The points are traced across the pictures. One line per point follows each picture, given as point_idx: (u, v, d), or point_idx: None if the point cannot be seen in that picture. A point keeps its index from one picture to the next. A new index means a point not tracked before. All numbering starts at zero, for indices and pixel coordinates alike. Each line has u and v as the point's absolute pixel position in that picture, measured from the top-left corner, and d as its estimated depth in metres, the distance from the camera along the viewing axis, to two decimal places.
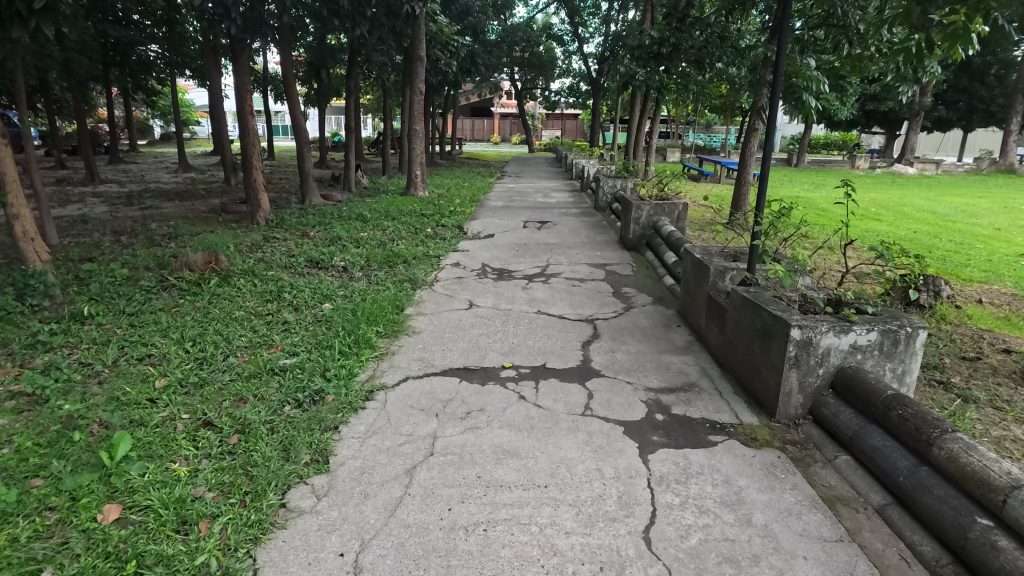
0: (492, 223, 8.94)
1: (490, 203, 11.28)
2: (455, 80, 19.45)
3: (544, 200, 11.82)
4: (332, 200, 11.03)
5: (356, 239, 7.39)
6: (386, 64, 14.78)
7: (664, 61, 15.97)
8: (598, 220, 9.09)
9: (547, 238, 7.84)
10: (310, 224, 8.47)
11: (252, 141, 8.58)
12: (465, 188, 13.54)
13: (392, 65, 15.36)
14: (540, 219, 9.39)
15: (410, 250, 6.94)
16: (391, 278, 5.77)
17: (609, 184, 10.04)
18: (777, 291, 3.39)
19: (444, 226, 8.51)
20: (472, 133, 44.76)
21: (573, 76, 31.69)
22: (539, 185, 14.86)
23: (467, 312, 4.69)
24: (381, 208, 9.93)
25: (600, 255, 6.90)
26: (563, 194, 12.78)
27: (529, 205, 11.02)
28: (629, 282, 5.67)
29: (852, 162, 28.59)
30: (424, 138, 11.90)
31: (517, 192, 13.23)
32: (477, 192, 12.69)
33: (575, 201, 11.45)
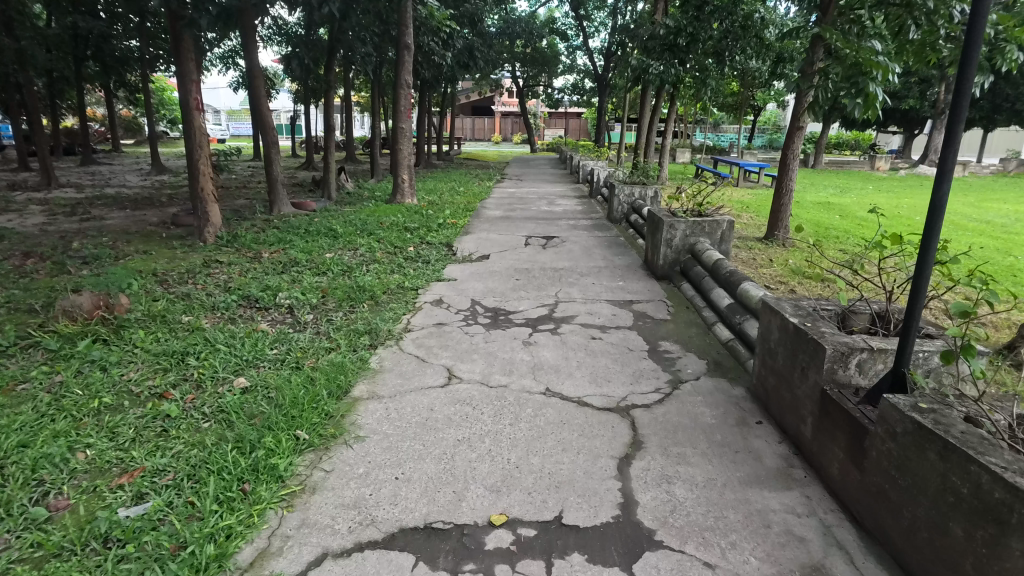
0: (489, 239, 7.51)
1: (486, 212, 9.85)
2: (451, 76, 18.02)
3: (549, 209, 10.41)
4: (306, 209, 9.62)
5: (317, 265, 5.94)
6: (374, 55, 13.33)
7: (681, 53, 14.51)
8: (614, 236, 7.65)
9: (553, 260, 6.40)
10: (269, 242, 7.05)
11: (201, 143, 7.14)
12: (459, 194, 12.13)
13: (381, 58, 13.90)
14: (545, 234, 7.94)
15: (382, 280, 5.50)
16: (347, 326, 4.31)
17: (625, 192, 8.58)
18: (974, 411, 1.92)
19: (430, 244, 7.08)
20: (473, 132, 43.29)
21: (578, 73, 30.22)
22: (542, 189, 13.42)
23: (443, 390, 3.22)
24: (360, 219, 8.54)
25: (623, 287, 5.44)
26: (569, 201, 11.33)
27: (531, 216, 9.59)
28: (668, 333, 4.21)
29: (871, 163, 27.16)
30: (412, 138, 10.49)
31: (518, 198, 11.79)
32: (473, 199, 11.26)
33: (585, 211, 10.00)
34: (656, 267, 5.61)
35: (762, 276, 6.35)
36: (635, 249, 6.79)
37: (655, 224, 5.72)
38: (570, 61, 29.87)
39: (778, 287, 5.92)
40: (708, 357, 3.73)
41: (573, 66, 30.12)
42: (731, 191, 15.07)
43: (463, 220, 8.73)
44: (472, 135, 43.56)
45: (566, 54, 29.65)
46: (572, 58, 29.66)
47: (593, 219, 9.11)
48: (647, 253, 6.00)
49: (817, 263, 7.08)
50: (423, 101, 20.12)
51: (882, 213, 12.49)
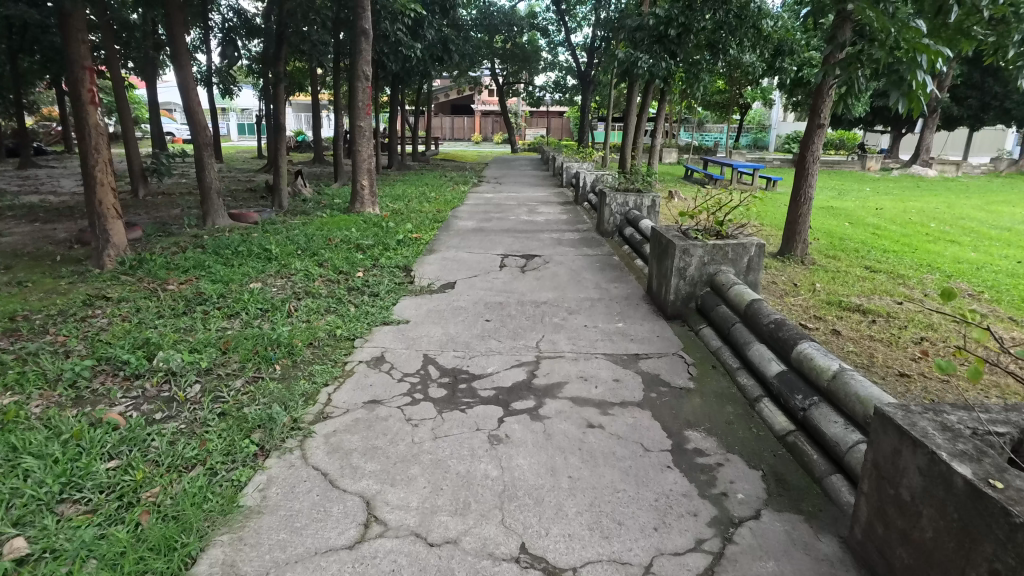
0: (456, 260, 6.24)
1: (457, 224, 8.58)
2: (425, 70, 16.73)
3: (530, 218, 9.17)
4: (247, 221, 8.29)
5: (230, 303, 4.61)
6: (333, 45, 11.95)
7: (671, 45, 13.34)
8: (605, 254, 6.42)
9: (533, 291, 5.13)
10: (184, 267, 5.71)
11: (97, 146, 5.78)
12: (431, 201, 10.85)
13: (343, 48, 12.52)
14: (525, 252, 6.69)
15: (311, 326, 4.20)
16: (237, 411, 3.01)
17: (618, 201, 7.37)
18: None
19: (384, 269, 5.80)
20: (452, 132, 41.86)
21: (559, 69, 29.04)
22: (522, 195, 12.18)
23: (350, 557, 1.96)
24: (306, 235, 7.22)
25: (624, 330, 4.21)
26: (552, 209, 10.10)
27: (508, 227, 8.34)
28: (696, 416, 2.97)
29: (861, 163, 26.37)
30: (373, 138, 9.18)
31: (495, 205, 10.53)
32: (443, 207, 9.98)
33: (570, 221, 8.77)
34: (667, 303, 4.40)
35: (787, 306, 5.19)
36: (636, 274, 5.57)
37: (663, 247, 4.51)
38: (551, 57, 28.64)
39: (813, 324, 4.76)
40: (762, 467, 2.51)
41: (554, 62, 28.90)
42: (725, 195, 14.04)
43: (429, 234, 7.48)
44: (450, 134, 42.16)
45: (547, 50, 28.42)
46: (553, 54, 28.45)
47: (580, 232, 7.88)
48: (653, 282, 4.79)
49: (846, 287, 5.94)
50: (394, 99, 18.78)
51: (891, 219, 11.49)
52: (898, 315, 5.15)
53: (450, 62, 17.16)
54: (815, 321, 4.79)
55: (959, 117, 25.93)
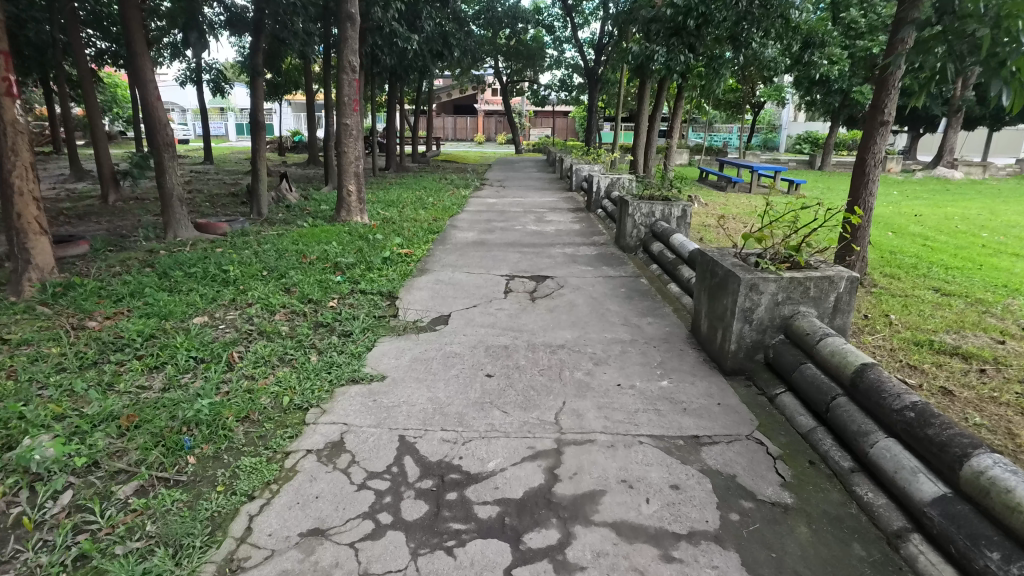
0: (452, 284, 5.20)
1: (456, 234, 7.56)
2: (423, 66, 15.69)
3: (537, 227, 8.13)
4: (215, 232, 7.26)
5: (158, 349, 3.58)
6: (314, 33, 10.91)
7: (689, 37, 12.31)
8: (630, 276, 5.37)
9: (546, 328, 4.08)
10: (118, 295, 4.67)
11: (14, 147, 4.75)
12: (427, 207, 9.79)
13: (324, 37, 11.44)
14: (533, 272, 5.65)
15: (251, 387, 3.15)
16: (104, 554, 1.96)
17: (642, 210, 6.29)
18: None
19: (363, 297, 4.75)
20: (455, 132, 40.82)
21: (565, 68, 28.03)
22: (528, 200, 11.13)
23: None
24: (279, 251, 6.20)
25: (672, 392, 3.15)
26: (561, 217, 9.05)
27: (513, 239, 7.31)
28: (811, 566, 1.92)
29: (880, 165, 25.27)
30: (361, 137, 8.13)
31: (498, 212, 9.49)
32: (440, 215, 8.94)
33: (583, 231, 7.72)
34: (724, 354, 3.34)
35: (867, 348, 4.10)
36: (673, 305, 4.52)
37: (717, 279, 3.43)
38: (557, 54, 27.55)
39: (911, 376, 3.66)
40: None
41: (559, 60, 27.81)
42: (748, 199, 12.94)
43: (422, 248, 6.44)
44: (453, 135, 41.13)
45: (552, 47, 27.33)
46: (559, 51, 27.36)
47: (597, 246, 6.81)
48: (700, 320, 3.73)
49: (928, 320, 4.85)
50: (392, 97, 17.75)
51: (936, 227, 10.38)
52: (1008, 360, 4.05)
53: (451, 57, 16.16)
54: (911, 374, 3.71)
55: (983, 117, 24.78)
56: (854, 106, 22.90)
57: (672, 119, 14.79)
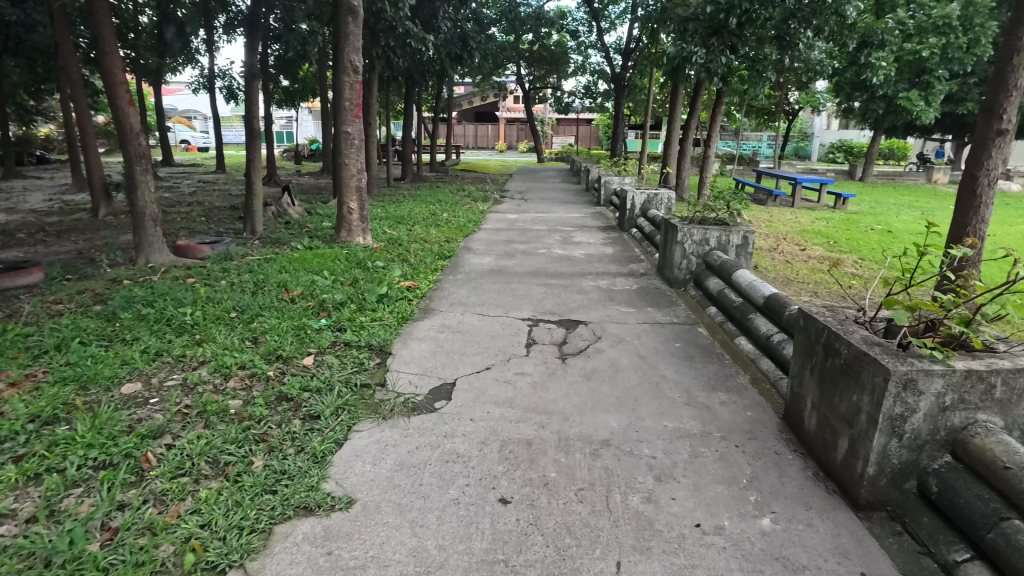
0: (461, 332, 4.15)
1: (469, 260, 6.55)
2: (441, 70, 14.75)
3: (564, 251, 7.07)
4: (194, 255, 6.36)
5: (48, 442, 2.60)
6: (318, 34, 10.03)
7: (730, 37, 11.23)
8: (684, 324, 4.29)
9: (583, 410, 3.01)
10: (41, 347, 3.73)
11: None
12: (439, 224, 8.81)
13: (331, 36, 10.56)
14: (561, 314, 4.58)
15: (151, 522, 2.15)
16: None
17: (694, 237, 5.14)
18: None
19: (346, 355, 3.74)
20: (475, 139, 40.03)
21: (590, 73, 27.04)
22: (552, 216, 10.08)
23: None
24: (258, 282, 5.25)
25: (782, 545, 2.06)
26: (590, 237, 7.98)
27: (537, 266, 6.28)
28: None
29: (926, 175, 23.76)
30: (364, 147, 7.17)
31: (519, 230, 8.48)
32: (454, 234, 7.95)
33: (616, 257, 6.64)
34: (852, 476, 2.27)
35: None
36: (749, 371, 3.43)
37: (840, 364, 2.34)
38: (581, 60, 26.52)
39: None
40: None
41: (583, 66, 26.74)
42: (793, 215, 11.77)
43: (428, 279, 5.44)
44: (474, 143, 40.35)
45: (576, 52, 26.28)
46: (583, 57, 26.30)
47: (635, 276, 5.73)
48: (802, 409, 2.66)
49: None
50: (408, 103, 16.89)
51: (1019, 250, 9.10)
52: None
53: (470, 62, 15.24)
54: None
55: None
56: (898, 113, 21.49)
57: (708, 126, 13.63)
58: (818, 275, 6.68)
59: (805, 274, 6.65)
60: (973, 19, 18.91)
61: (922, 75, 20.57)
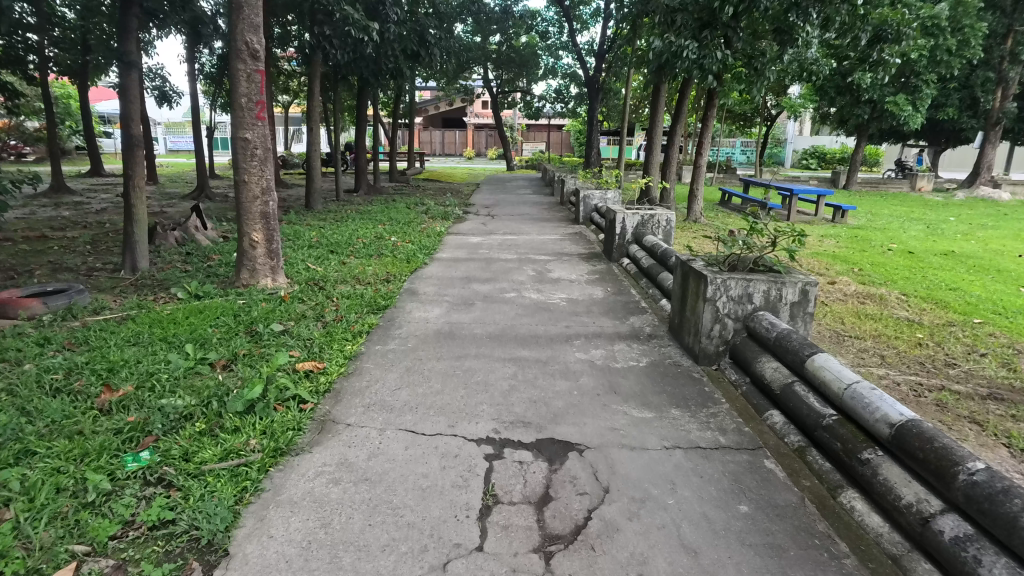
0: (371, 486, 2.40)
1: (411, 310, 4.83)
2: (396, 68, 13.00)
3: (540, 293, 5.39)
4: (15, 313, 4.49)
5: None
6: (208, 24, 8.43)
7: (724, 30, 9.74)
8: (741, 453, 2.63)
9: None
10: None
11: None
12: (382, 253, 7.03)
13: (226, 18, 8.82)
14: (539, 429, 2.87)
15: None
16: None
17: (730, 292, 3.52)
18: None
19: (136, 567, 1.96)
20: (442, 146, 38.29)
21: (561, 76, 25.63)
22: (523, 238, 8.43)
23: None
24: (73, 370, 3.41)
25: None
26: (571, 270, 6.32)
27: (503, 320, 4.58)
28: None
29: (910, 183, 22.96)
30: (271, 160, 5.28)
31: (483, 261, 6.80)
32: (397, 268, 6.22)
33: (609, 304, 4.99)
34: None
35: None
36: None
37: None
38: (552, 62, 25.07)
39: None
40: None
41: (554, 68, 25.23)
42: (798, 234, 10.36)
43: (341, 357, 3.68)
44: (441, 150, 38.51)
45: (546, 54, 24.75)
46: (553, 59, 24.79)
47: (642, 343, 4.06)
48: None
49: None
50: (362, 106, 15.11)
51: None
52: None
53: (428, 60, 13.57)
54: None
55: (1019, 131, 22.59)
56: (883, 118, 20.58)
57: (695, 130, 12.23)
58: (870, 325, 5.12)
59: (853, 323, 5.09)
60: (962, 20, 17.88)
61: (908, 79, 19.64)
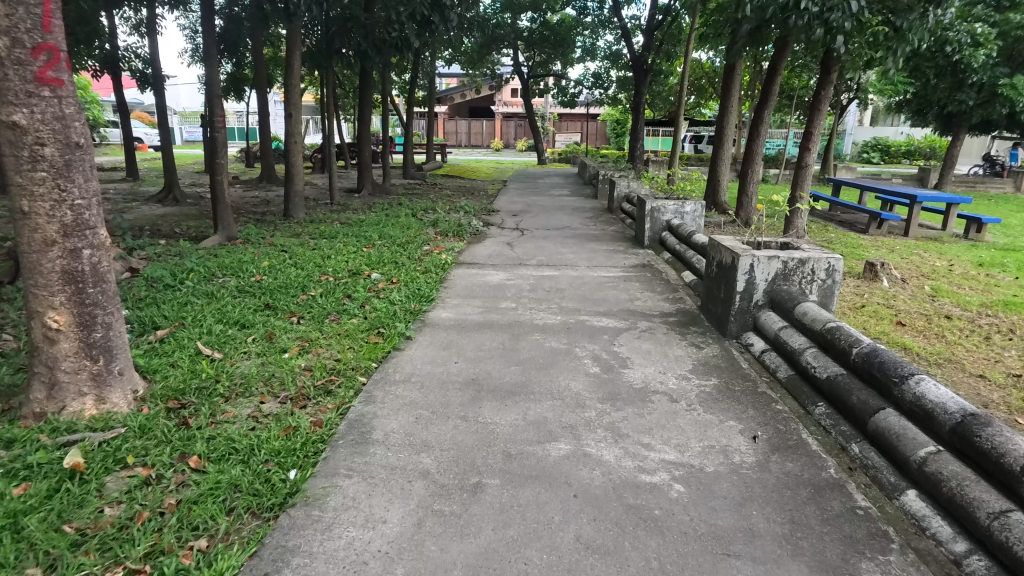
0: None
1: (339, 507, 2.15)
2: (402, 36, 10.36)
3: (618, 437, 2.65)
4: None
5: None
6: None
7: None
8: None
9: None
10: None
11: None
12: (346, 312, 4.41)
13: None
14: None
15: None
16: None
17: None
18: None
19: None
20: (468, 137, 35.56)
21: (600, 59, 22.70)
22: (566, 276, 5.69)
23: None
24: None
25: None
26: (661, 360, 3.56)
27: (549, 567, 1.86)
28: None
29: (1015, 183, 19.49)
30: (78, 167, 2.63)
31: (504, 331, 4.08)
32: (353, 355, 3.57)
33: (784, 501, 2.22)
34: None
35: None
36: None
37: None
38: (591, 42, 22.15)
39: None
40: None
41: (593, 51, 22.27)
42: (944, 264, 7.50)
43: None
44: (466, 140, 35.88)
45: (585, 33, 21.81)
46: (592, 38, 21.82)
47: None
48: None
49: None
50: (365, 88, 12.55)
51: None
52: None
53: (445, 28, 10.80)
54: None
55: None
56: (993, 106, 17.21)
57: (771, 112, 9.56)
58: None
59: None
60: None
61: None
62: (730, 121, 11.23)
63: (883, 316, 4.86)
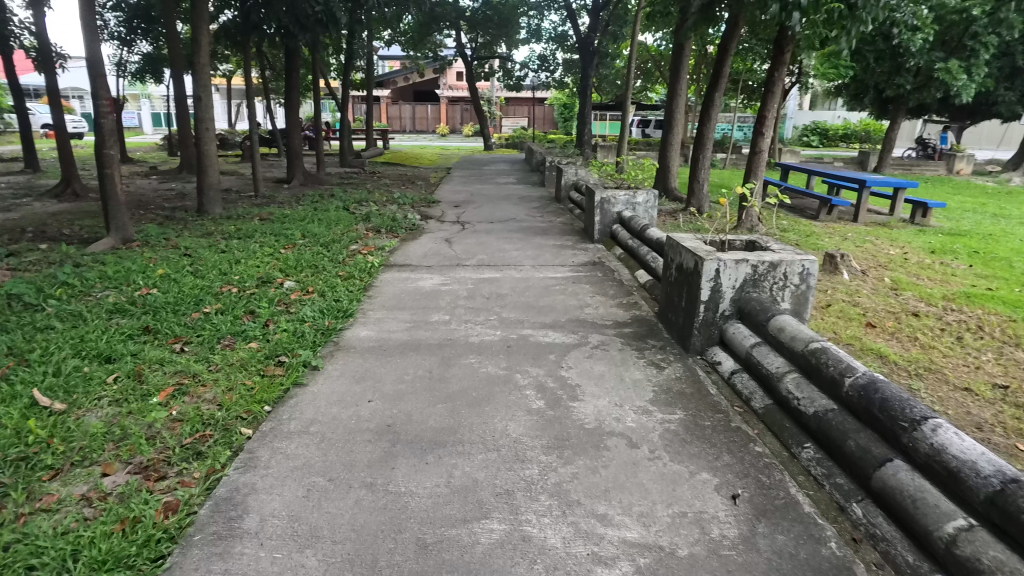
0: None
1: None
2: (328, 9, 9.45)
3: (565, 508, 2.08)
4: None
5: None
6: None
7: None
8: None
9: None
10: None
11: None
12: (243, 336, 3.68)
13: None
14: None
15: None
16: None
17: None
18: None
19: None
20: (413, 122, 34.34)
21: (545, 41, 22.05)
22: (510, 277, 5.08)
23: None
24: None
25: None
26: (616, 388, 3.01)
27: None
28: None
29: (947, 165, 20.06)
30: None
31: (433, 353, 3.45)
32: (240, 399, 2.86)
33: None
34: None
35: None
36: None
37: None
38: (536, 23, 21.46)
39: None
40: None
41: (538, 32, 21.62)
42: (898, 252, 7.29)
43: None
44: (411, 126, 34.70)
45: (530, 13, 21.10)
46: (537, 19, 21.14)
47: None
48: None
49: None
50: (291, 68, 11.54)
51: None
52: None
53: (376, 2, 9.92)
54: None
55: None
56: (929, 90, 17.53)
57: (722, 96, 9.17)
58: None
59: None
60: None
61: (962, 41, 16.52)
62: (680, 107, 10.83)
63: (851, 316, 4.47)
